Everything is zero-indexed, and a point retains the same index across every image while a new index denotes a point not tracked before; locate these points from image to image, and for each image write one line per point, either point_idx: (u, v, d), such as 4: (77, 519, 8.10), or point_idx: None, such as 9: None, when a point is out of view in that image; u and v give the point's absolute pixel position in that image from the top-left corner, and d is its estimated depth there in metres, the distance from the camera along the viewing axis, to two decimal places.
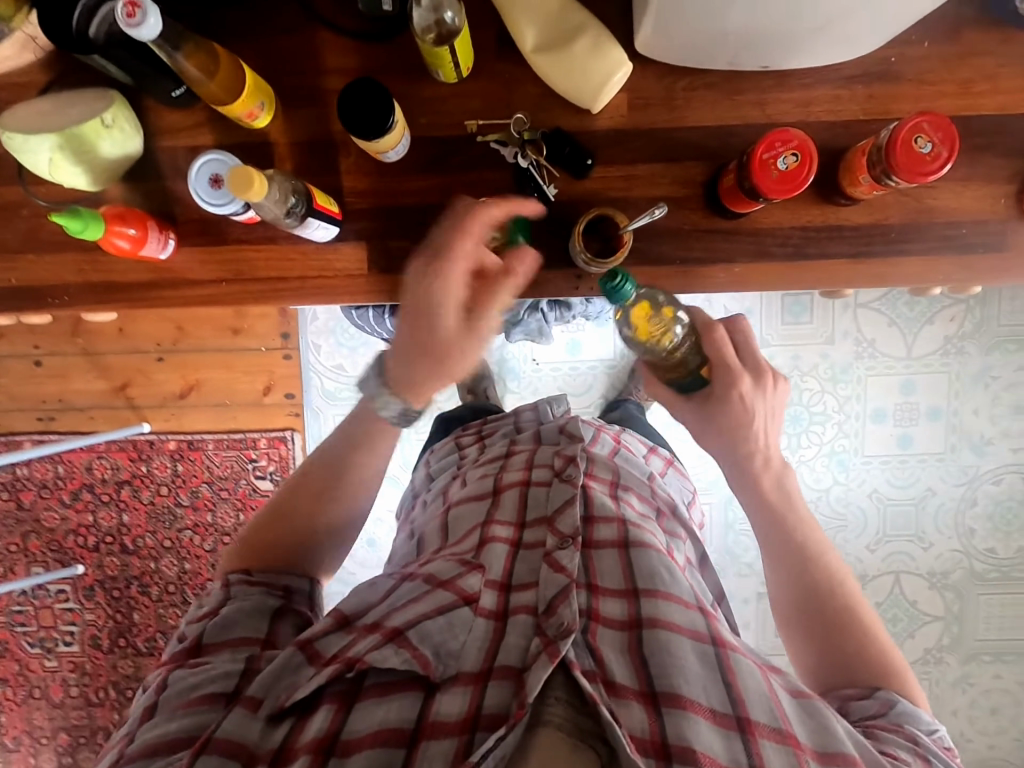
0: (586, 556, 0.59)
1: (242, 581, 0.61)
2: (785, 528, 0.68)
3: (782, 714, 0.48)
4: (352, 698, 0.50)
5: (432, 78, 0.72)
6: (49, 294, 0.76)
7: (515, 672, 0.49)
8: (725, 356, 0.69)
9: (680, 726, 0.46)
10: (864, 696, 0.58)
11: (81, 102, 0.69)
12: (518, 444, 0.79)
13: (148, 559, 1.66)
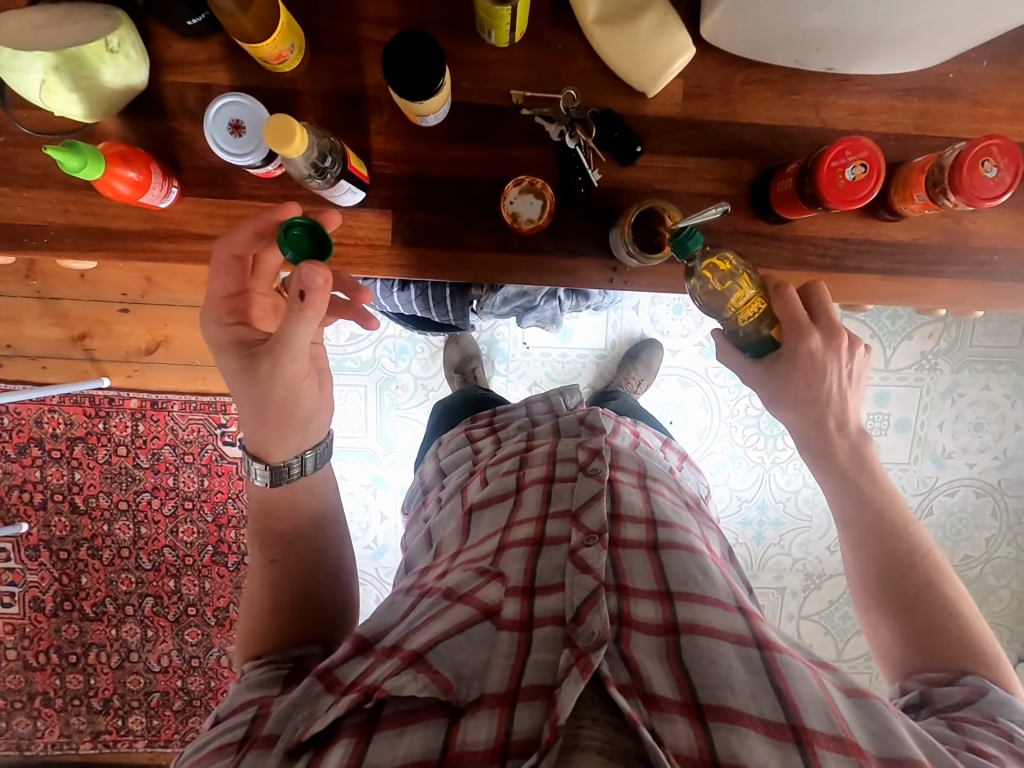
0: (613, 555, 0.57)
1: (253, 664, 0.58)
2: (863, 497, 0.69)
3: (840, 719, 0.47)
4: (371, 729, 0.46)
5: (480, 39, 0.66)
6: (25, 235, 0.68)
7: (544, 690, 0.46)
8: (799, 315, 0.66)
9: (729, 742, 0.44)
10: (952, 681, 0.57)
11: (81, 19, 0.60)
12: (537, 438, 0.77)
13: (101, 522, 1.56)
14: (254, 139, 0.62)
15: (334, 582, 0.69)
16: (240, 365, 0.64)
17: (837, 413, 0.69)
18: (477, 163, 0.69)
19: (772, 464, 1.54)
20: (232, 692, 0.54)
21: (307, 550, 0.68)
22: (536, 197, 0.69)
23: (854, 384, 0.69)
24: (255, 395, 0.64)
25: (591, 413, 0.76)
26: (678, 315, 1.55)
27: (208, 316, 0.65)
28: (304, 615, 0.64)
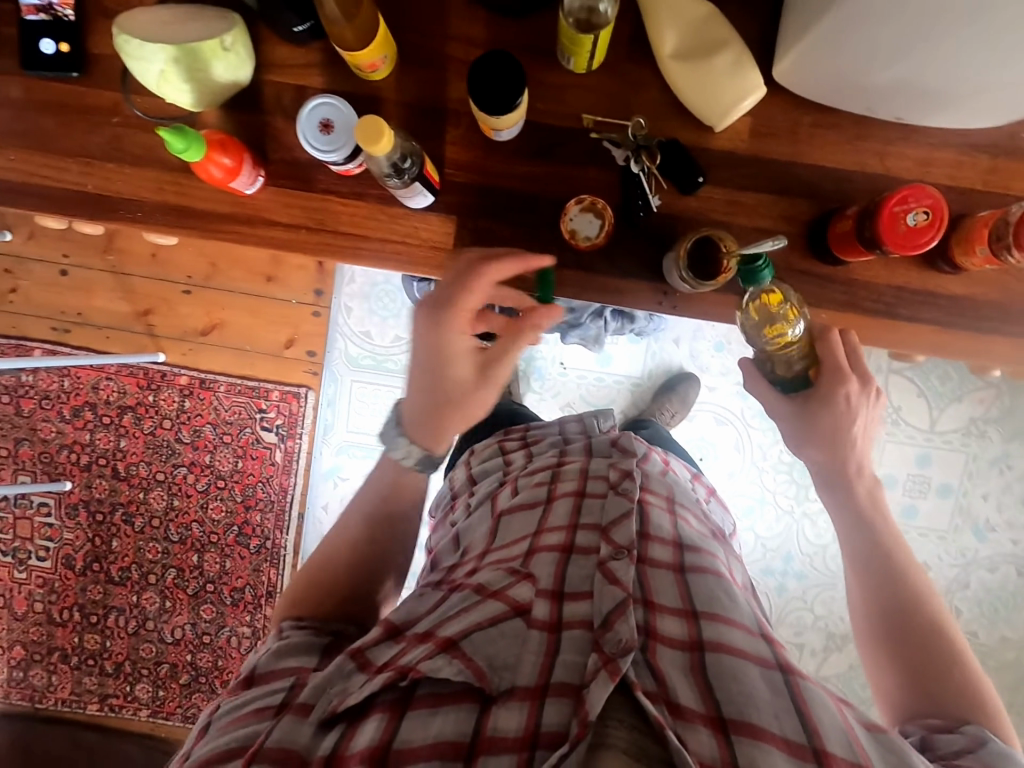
0: (641, 571, 0.57)
1: (294, 625, 0.60)
2: (877, 541, 0.70)
3: (860, 748, 0.46)
4: (403, 706, 0.48)
5: (558, 64, 0.70)
6: (121, 207, 0.74)
7: (573, 689, 0.47)
8: (839, 361, 0.70)
9: (751, 754, 0.45)
10: (954, 730, 0.53)
11: (201, 19, 0.66)
12: (569, 455, 0.78)
13: (139, 490, 1.63)
14: (341, 137, 0.66)
15: (387, 573, 0.71)
16: (431, 365, 0.67)
17: (858, 456, 0.73)
18: (543, 180, 0.72)
19: (801, 515, 1.52)
20: (269, 653, 0.56)
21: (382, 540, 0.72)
22: (596, 217, 0.71)
23: (867, 419, 0.73)
24: (438, 394, 0.68)
25: (624, 437, 0.78)
26: (719, 352, 1.55)
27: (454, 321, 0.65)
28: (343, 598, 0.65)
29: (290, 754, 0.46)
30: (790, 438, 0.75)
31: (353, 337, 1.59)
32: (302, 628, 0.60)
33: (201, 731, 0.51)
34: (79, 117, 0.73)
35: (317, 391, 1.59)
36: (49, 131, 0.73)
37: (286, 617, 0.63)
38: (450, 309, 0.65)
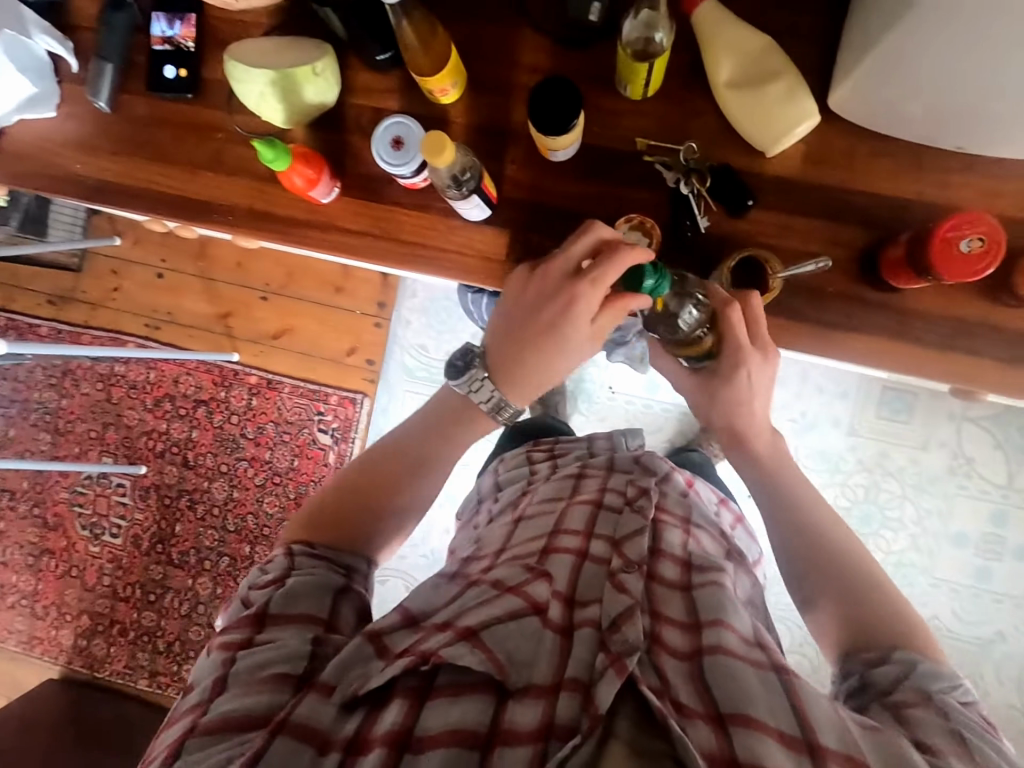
0: (651, 585, 0.58)
1: (306, 552, 0.63)
2: (781, 494, 0.74)
3: (852, 736, 0.46)
4: (423, 695, 0.50)
5: (616, 91, 0.74)
6: (215, 211, 0.83)
7: (581, 685, 0.48)
8: (739, 340, 0.69)
9: (748, 746, 0.44)
10: (884, 661, 0.57)
11: (299, 48, 0.75)
12: (591, 467, 0.78)
13: (204, 479, 1.75)
14: (409, 153, 0.73)
15: (396, 524, 0.72)
16: (546, 322, 0.69)
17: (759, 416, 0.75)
18: (595, 199, 0.75)
19: None
20: (278, 594, 0.57)
21: (403, 486, 0.72)
22: (644, 236, 0.73)
23: (756, 391, 0.72)
24: (545, 345, 0.70)
25: (647, 455, 0.79)
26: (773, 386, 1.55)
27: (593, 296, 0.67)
28: (351, 532, 0.68)
29: (315, 732, 0.49)
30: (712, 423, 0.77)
31: (410, 348, 1.67)
32: (312, 562, 0.62)
33: (218, 678, 0.53)
34: (189, 133, 0.83)
35: (372, 398, 1.67)
36: (164, 144, 0.84)
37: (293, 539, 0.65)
38: (591, 282, 0.66)
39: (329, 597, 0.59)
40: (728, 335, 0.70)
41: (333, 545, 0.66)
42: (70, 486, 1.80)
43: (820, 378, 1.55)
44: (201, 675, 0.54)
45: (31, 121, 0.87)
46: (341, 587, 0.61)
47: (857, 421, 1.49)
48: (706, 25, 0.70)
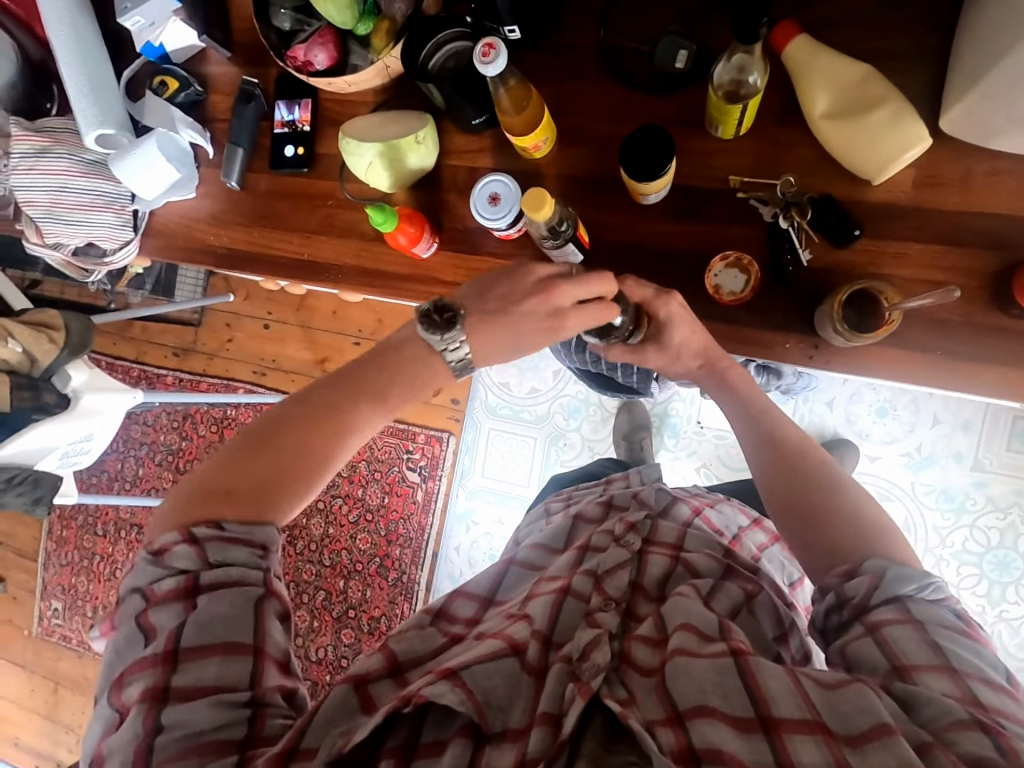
0: (625, 622, 0.64)
1: (213, 535, 0.58)
2: (752, 423, 0.73)
3: (810, 704, 0.51)
4: (409, 755, 0.55)
5: (706, 133, 0.74)
6: (325, 271, 0.91)
7: (552, 718, 0.55)
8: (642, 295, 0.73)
9: (704, 733, 0.51)
10: (856, 573, 0.58)
11: (403, 120, 0.82)
12: (588, 509, 0.84)
13: (302, 515, 1.85)
14: (506, 208, 0.77)
15: (308, 478, 0.65)
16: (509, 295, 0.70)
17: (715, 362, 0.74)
18: (688, 238, 0.76)
19: (997, 618, 1.39)
20: (190, 623, 0.55)
21: (308, 435, 0.66)
22: (741, 273, 0.73)
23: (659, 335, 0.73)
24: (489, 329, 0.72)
25: (645, 489, 0.84)
26: (881, 419, 1.47)
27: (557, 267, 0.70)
28: (262, 492, 0.62)
29: None
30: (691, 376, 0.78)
31: (493, 387, 1.72)
32: (222, 570, 0.57)
33: (143, 738, 0.52)
34: (304, 202, 0.92)
35: (458, 436, 1.72)
36: (283, 214, 0.93)
37: (194, 522, 0.60)
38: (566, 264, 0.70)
39: (251, 614, 0.56)
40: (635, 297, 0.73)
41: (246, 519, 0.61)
42: None
43: (937, 408, 1.44)
44: (117, 744, 0.53)
45: (172, 202, 1.00)
46: (262, 593, 0.57)
47: (985, 455, 1.41)
48: (800, 61, 0.69)
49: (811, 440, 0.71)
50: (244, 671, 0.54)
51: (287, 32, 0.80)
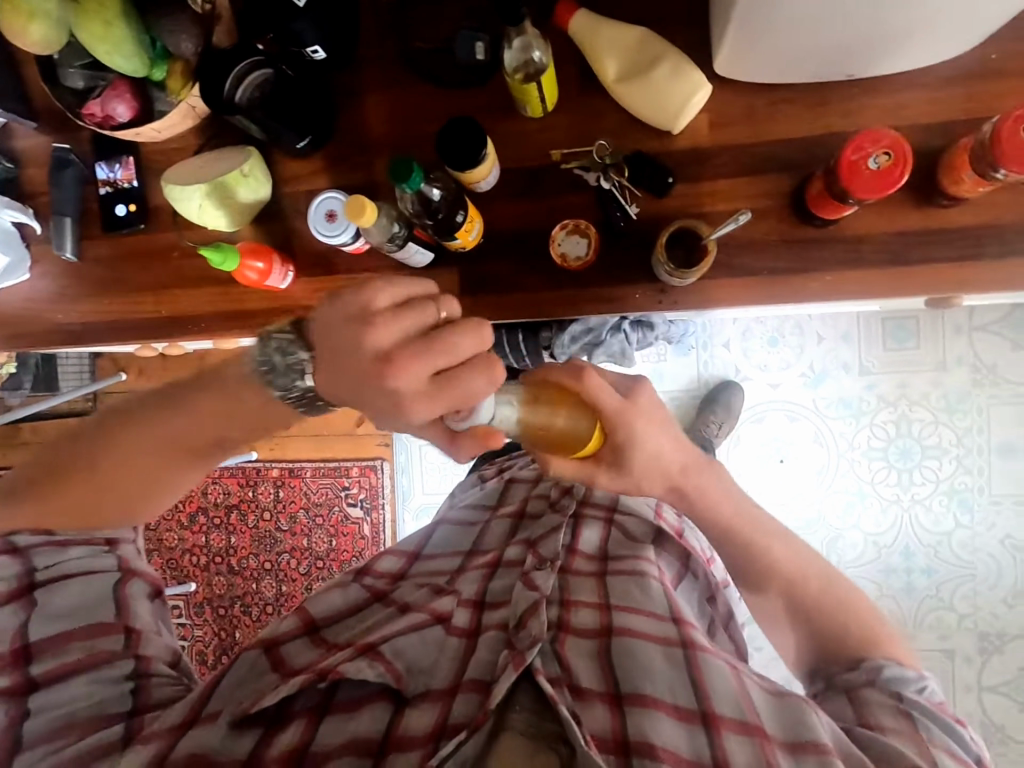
0: (560, 581, 0.72)
1: (43, 553, 0.69)
2: (747, 544, 0.76)
3: (748, 707, 0.59)
4: (323, 710, 0.61)
5: (519, 114, 0.78)
6: (189, 324, 0.89)
7: (484, 683, 0.60)
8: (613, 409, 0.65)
9: (641, 722, 0.57)
10: (858, 667, 0.68)
11: (226, 157, 0.81)
12: (520, 476, 0.92)
13: (251, 581, 1.78)
14: (344, 221, 0.78)
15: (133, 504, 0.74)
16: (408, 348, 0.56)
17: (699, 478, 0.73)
18: (529, 216, 0.79)
19: (912, 501, 1.52)
20: (36, 619, 0.66)
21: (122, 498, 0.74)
22: (582, 237, 0.77)
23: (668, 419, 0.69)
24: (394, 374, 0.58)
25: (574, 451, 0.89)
26: (773, 348, 1.57)
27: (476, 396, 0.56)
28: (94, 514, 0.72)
29: (204, 752, 0.57)
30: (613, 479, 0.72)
31: None
32: (63, 576, 0.69)
33: (9, 723, 0.62)
34: (149, 260, 0.89)
35: (391, 460, 1.70)
36: (130, 275, 0.90)
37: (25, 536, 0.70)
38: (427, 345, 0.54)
39: (110, 601, 0.69)
40: (600, 404, 0.64)
41: (81, 528, 0.72)
42: None
43: (820, 326, 1.55)
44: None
45: (10, 289, 0.94)
46: (120, 578, 0.71)
47: (867, 358, 1.54)
48: (584, 33, 0.74)
49: (794, 551, 0.78)
50: (116, 645, 0.67)
51: (82, 90, 0.79)
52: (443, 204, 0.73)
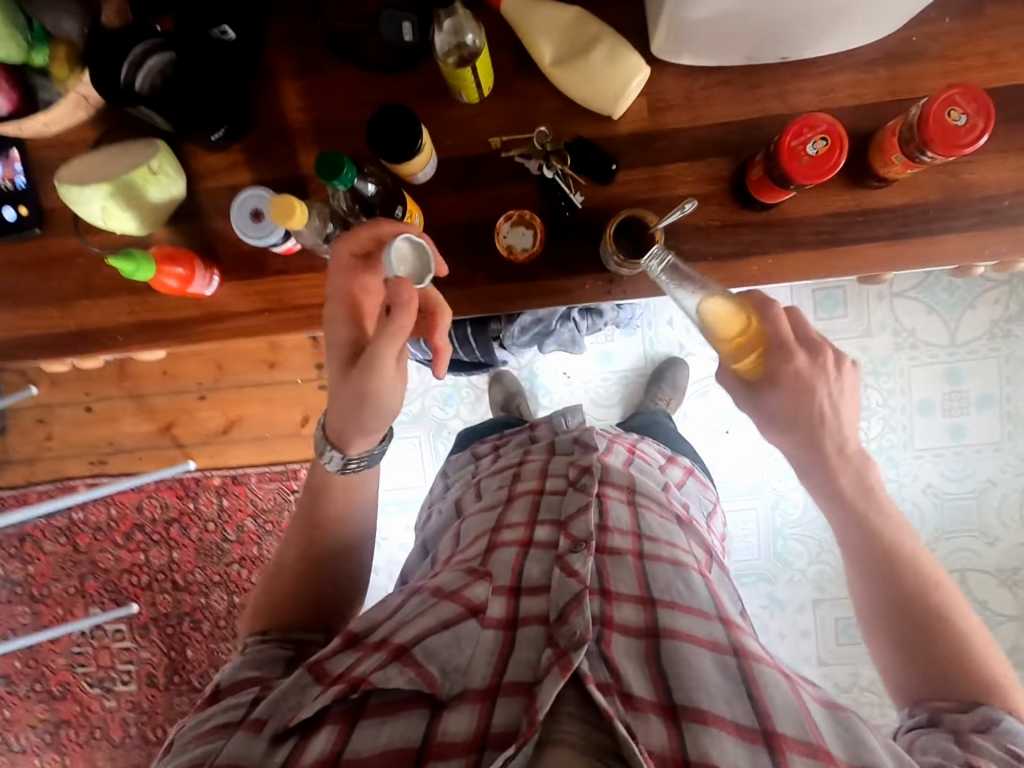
0: (599, 561, 0.62)
1: (257, 640, 0.64)
2: (870, 530, 0.65)
3: (811, 725, 0.50)
4: (356, 716, 0.51)
5: (454, 100, 0.74)
6: (104, 337, 0.80)
7: (526, 686, 0.50)
8: (784, 334, 0.64)
9: (699, 740, 0.48)
10: (965, 708, 0.54)
11: (130, 152, 0.73)
12: (532, 455, 0.85)
13: (198, 596, 1.68)
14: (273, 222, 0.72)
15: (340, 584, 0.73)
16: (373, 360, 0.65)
17: (835, 436, 0.65)
18: (471, 208, 0.76)
19: None
20: (230, 669, 0.61)
21: (330, 553, 0.74)
22: (527, 228, 0.75)
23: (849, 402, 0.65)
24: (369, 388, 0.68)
25: (585, 433, 0.83)
26: None
27: (344, 272, 0.65)
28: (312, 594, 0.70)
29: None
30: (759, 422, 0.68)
31: None
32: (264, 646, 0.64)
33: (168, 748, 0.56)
34: (50, 268, 0.80)
35: None
36: (27, 286, 0.80)
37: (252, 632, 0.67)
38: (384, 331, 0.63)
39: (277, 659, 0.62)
40: (777, 328, 0.64)
41: (297, 622, 0.68)
42: (65, 649, 1.70)
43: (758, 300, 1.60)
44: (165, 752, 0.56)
45: None
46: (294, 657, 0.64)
47: None
48: (516, 11, 0.71)
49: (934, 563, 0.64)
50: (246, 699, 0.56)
51: None
52: (379, 200, 0.70)
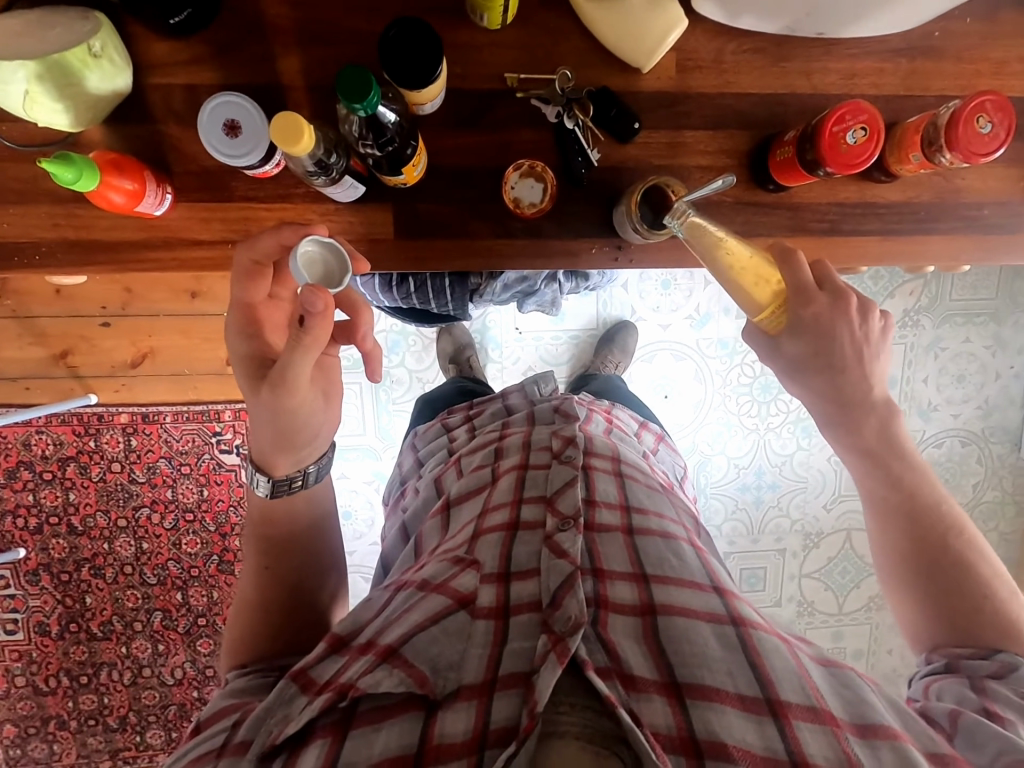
0: (590, 541, 0.62)
1: (239, 674, 0.60)
2: (894, 478, 0.67)
3: (812, 690, 0.54)
4: (346, 726, 0.48)
5: (470, 22, 0.65)
6: (13, 252, 0.66)
7: (523, 677, 0.49)
8: (805, 280, 0.64)
9: (705, 717, 0.50)
10: (984, 654, 0.59)
11: (63, 23, 0.58)
12: (512, 426, 0.84)
13: (99, 542, 1.52)
14: (251, 139, 0.61)
15: (319, 590, 0.70)
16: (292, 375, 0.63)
17: (862, 390, 0.66)
18: (477, 150, 0.68)
19: (767, 430, 1.69)
20: (208, 706, 0.56)
21: (304, 555, 0.71)
22: (537, 181, 0.69)
23: (871, 346, 0.65)
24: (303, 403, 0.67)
25: (565, 404, 0.82)
26: (666, 291, 1.62)
27: (243, 281, 0.65)
28: (297, 608, 0.67)
29: None
30: (781, 370, 0.68)
31: None
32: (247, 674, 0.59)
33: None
34: None
35: None
36: None
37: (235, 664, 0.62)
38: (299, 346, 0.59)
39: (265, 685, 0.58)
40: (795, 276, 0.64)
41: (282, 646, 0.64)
42: None
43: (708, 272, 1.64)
44: None
45: None
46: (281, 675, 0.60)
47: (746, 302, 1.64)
48: None
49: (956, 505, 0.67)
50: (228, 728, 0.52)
51: None
52: (397, 134, 0.61)
